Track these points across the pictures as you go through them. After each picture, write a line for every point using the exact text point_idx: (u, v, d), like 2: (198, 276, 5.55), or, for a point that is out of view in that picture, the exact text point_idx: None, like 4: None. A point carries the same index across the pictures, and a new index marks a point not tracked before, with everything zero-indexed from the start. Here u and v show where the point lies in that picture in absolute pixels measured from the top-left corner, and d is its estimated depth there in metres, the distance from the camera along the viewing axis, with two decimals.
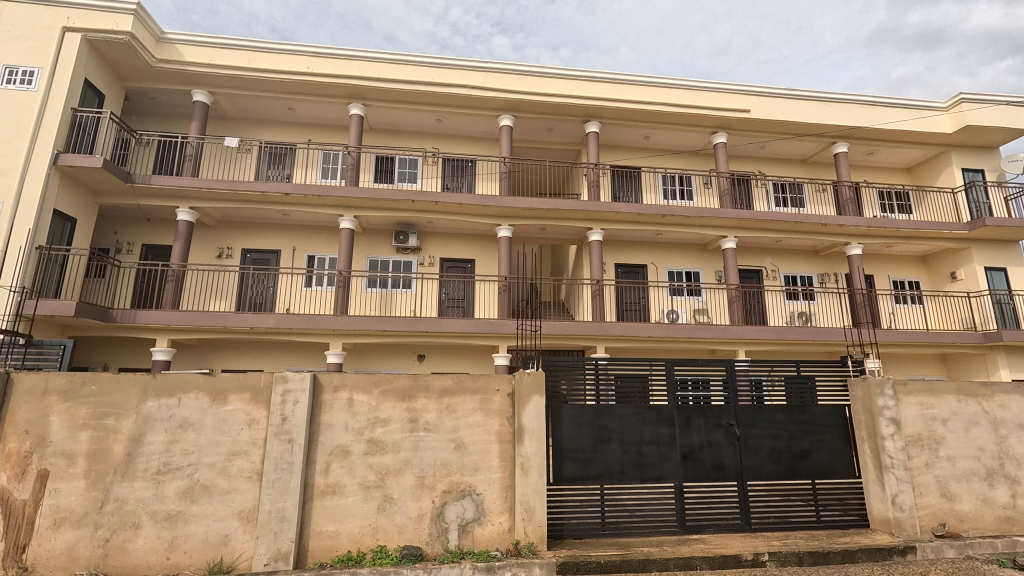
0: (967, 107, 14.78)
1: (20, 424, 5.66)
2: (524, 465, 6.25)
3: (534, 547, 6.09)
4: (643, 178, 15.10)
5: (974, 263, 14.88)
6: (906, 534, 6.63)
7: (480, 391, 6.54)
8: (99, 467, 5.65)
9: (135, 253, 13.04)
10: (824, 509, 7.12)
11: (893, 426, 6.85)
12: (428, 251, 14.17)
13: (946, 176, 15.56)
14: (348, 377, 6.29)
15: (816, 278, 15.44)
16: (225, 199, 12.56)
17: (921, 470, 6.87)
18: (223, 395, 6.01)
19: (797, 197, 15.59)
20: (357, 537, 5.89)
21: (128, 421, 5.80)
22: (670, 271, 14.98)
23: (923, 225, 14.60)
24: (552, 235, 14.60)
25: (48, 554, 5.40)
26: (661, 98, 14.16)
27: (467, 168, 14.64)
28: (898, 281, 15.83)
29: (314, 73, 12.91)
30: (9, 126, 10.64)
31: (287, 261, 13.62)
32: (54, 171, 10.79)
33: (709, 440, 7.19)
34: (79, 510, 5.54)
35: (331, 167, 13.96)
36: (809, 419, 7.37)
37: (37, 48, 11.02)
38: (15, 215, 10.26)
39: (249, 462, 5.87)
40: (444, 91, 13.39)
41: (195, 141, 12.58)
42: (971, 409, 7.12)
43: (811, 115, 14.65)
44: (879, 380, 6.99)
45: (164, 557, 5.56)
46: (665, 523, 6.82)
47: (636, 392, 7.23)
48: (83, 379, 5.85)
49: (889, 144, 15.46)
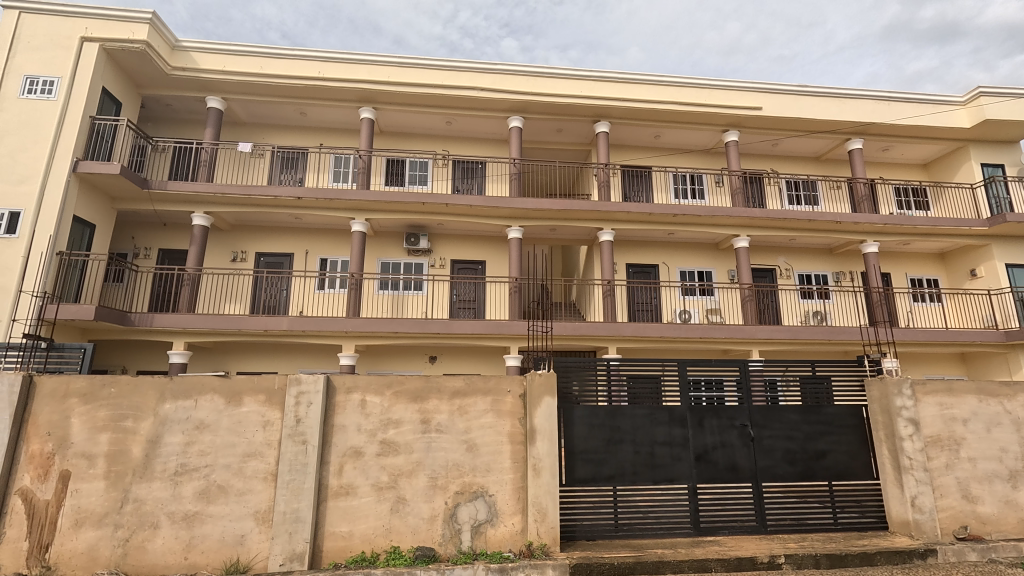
0: (985, 100, 14.50)
1: (42, 426, 5.78)
2: (536, 466, 6.27)
3: (547, 548, 6.10)
4: (654, 178, 15.04)
5: (994, 260, 14.58)
6: (925, 536, 6.53)
7: (492, 392, 6.55)
8: (119, 468, 5.76)
9: (152, 258, 13.27)
10: (841, 511, 7.02)
11: (911, 426, 6.76)
12: (439, 252, 14.23)
13: (965, 171, 15.28)
14: (361, 379, 6.33)
15: (831, 276, 15.25)
16: (238, 203, 12.71)
17: (941, 471, 6.74)
18: (238, 397, 6.08)
19: (811, 195, 15.42)
20: (371, 538, 5.93)
21: (146, 423, 5.89)
22: (681, 270, 14.87)
23: (941, 222, 14.34)
24: (563, 236, 14.58)
25: (70, 553, 5.51)
26: (671, 97, 14.09)
27: (477, 169, 14.68)
28: (914, 278, 15.60)
29: (325, 78, 13.03)
30: (30, 135, 10.88)
31: (300, 264, 13.76)
32: (74, 178, 11.03)
33: (723, 441, 7.12)
34: (99, 511, 5.64)
35: (342, 171, 14.08)
36: (825, 419, 7.27)
37: (56, 59, 11.25)
38: (37, 221, 10.50)
39: (264, 463, 5.93)
40: (454, 94, 13.46)
41: (209, 147, 12.80)
42: (992, 409, 6.98)
43: (824, 111, 14.48)
44: (896, 380, 6.91)
45: (182, 557, 5.63)
46: (679, 525, 6.78)
47: (648, 393, 7.19)
48: (102, 382, 5.96)
49: (905, 140, 15.22)
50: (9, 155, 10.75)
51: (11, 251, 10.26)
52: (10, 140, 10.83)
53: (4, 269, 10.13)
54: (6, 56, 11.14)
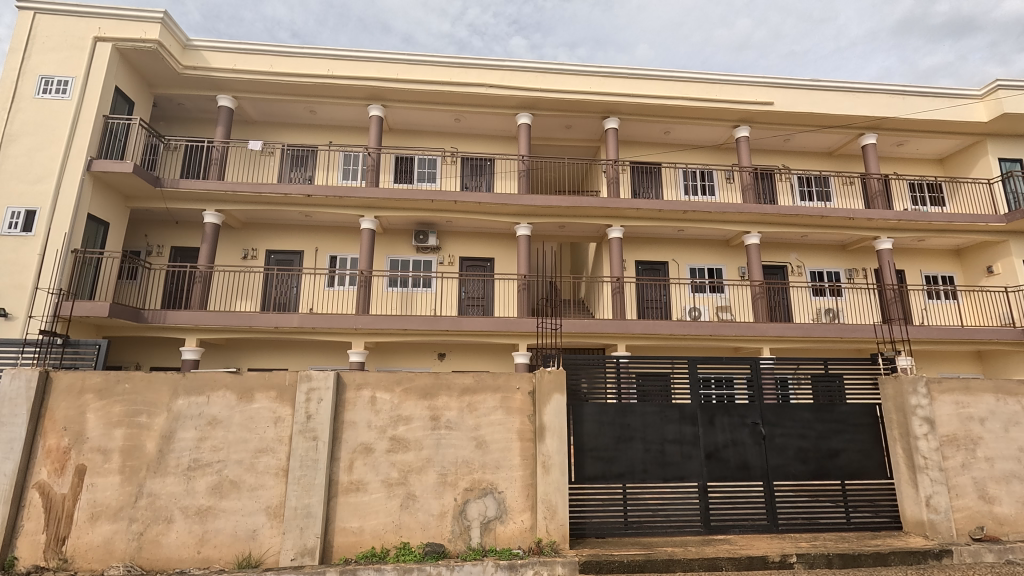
0: (1003, 94, 14.25)
1: (59, 421, 5.87)
2: (546, 463, 6.25)
3: (556, 545, 6.09)
4: (663, 174, 14.94)
5: (1011, 256, 14.32)
6: (940, 536, 6.45)
7: (501, 389, 6.55)
8: (133, 463, 5.83)
9: (165, 256, 13.40)
10: (854, 510, 6.97)
11: (926, 425, 6.66)
12: (448, 250, 14.23)
13: (981, 166, 15.01)
14: (371, 375, 6.35)
15: (844, 273, 15.09)
16: (248, 201, 12.79)
17: (956, 471, 6.64)
18: (250, 393, 6.12)
19: (823, 191, 15.23)
20: (380, 534, 5.95)
21: (159, 419, 5.96)
22: (692, 267, 14.75)
23: (957, 217, 14.11)
24: (572, 233, 14.53)
25: (85, 546, 5.60)
26: (680, 93, 13.97)
27: (486, 166, 14.64)
28: (930, 276, 15.40)
29: (335, 76, 13.11)
30: (45, 135, 11.01)
31: (310, 262, 13.83)
32: (88, 176, 11.17)
33: (734, 439, 7.07)
34: (114, 505, 5.72)
35: (351, 168, 14.11)
36: (838, 418, 7.19)
37: (70, 59, 11.37)
38: (52, 220, 10.65)
39: (276, 458, 5.98)
40: (462, 91, 13.43)
41: (220, 145, 12.91)
42: (1010, 408, 6.87)
43: (838, 106, 14.30)
44: (911, 378, 6.82)
45: (195, 550, 5.69)
46: (688, 523, 6.75)
47: (658, 391, 7.14)
48: (117, 377, 6.02)
49: (919, 134, 14.98)
50: (25, 155, 10.88)
51: (28, 249, 10.40)
52: (26, 140, 10.96)
53: (20, 266, 10.27)
54: (21, 58, 11.28)
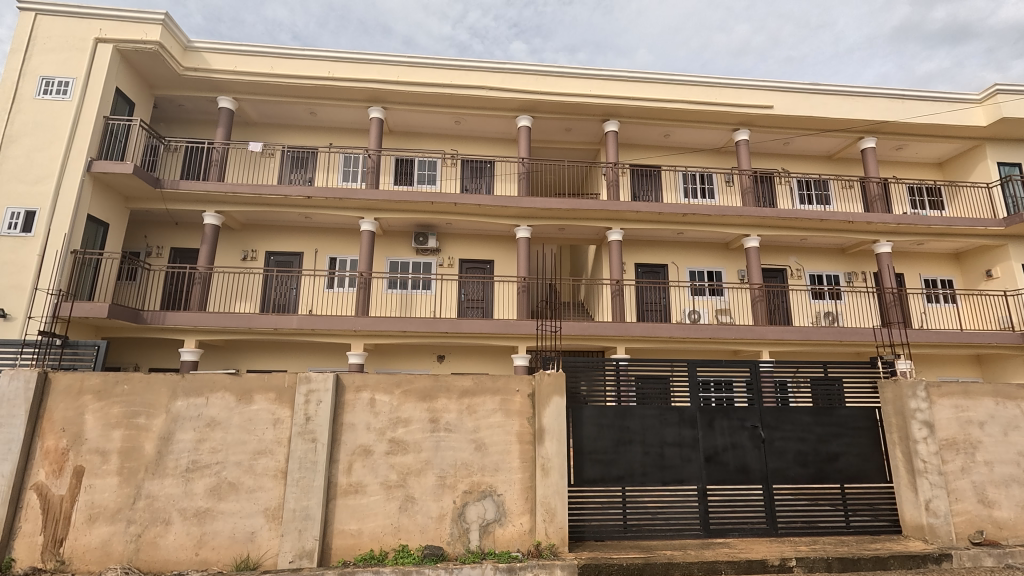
0: (1001, 98, 14.29)
1: (58, 421, 5.86)
2: (545, 466, 6.24)
3: (555, 548, 6.07)
4: (663, 177, 14.96)
5: (1009, 260, 14.37)
6: (940, 541, 6.45)
7: (501, 391, 6.54)
8: (131, 464, 5.82)
9: (164, 257, 13.40)
10: (853, 514, 6.95)
11: (926, 429, 6.68)
12: (447, 252, 14.23)
13: (981, 170, 15.04)
14: (371, 377, 6.33)
15: (843, 276, 15.09)
16: (248, 202, 12.81)
17: (956, 475, 6.64)
18: (249, 395, 6.11)
19: (822, 194, 15.26)
20: (379, 537, 5.94)
21: (158, 420, 5.95)
22: (692, 270, 14.78)
23: (956, 221, 14.16)
24: (572, 236, 14.51)
25: (84, 548, 5.59)
26: (680, 96, 14.02)
27: (487, 168, 14.67)
28: (929, 279, 15.43)
29: (335, 78, 13.12)
30: (45, 135, 11.00)
31: (309, 263, 13.84)
32: (88, 178, 11.18)
33: (734, 442, 7.07)
34: (113, 506, 5.71)
35: (351, 169, 14.11)
36: (837, 421, 7.19)
37: (71, 60, 11.38)
38: (51, 221, 10.64)
39: (275, 460, 5.97)
40: (463, 93, 13.47)
41: (221, 147, 12.94)
42: (1010, 412, 6.86)
43: (837, 109, 14.33)
44: (910, 382, 6.82)
45: (193, 552, 5.68)
46: (688, 526, 6.74)
47: (657, 393, 7.11)
48: (116, 378, 6.02)
49: (919, 138, 14.98)
50: (25, 155, 10.88)
51: (27, 250, 10.39)
52: (26, 140, 10.97)
53: (20, 267, 10.28)
54: (22, 59, 11.30)
